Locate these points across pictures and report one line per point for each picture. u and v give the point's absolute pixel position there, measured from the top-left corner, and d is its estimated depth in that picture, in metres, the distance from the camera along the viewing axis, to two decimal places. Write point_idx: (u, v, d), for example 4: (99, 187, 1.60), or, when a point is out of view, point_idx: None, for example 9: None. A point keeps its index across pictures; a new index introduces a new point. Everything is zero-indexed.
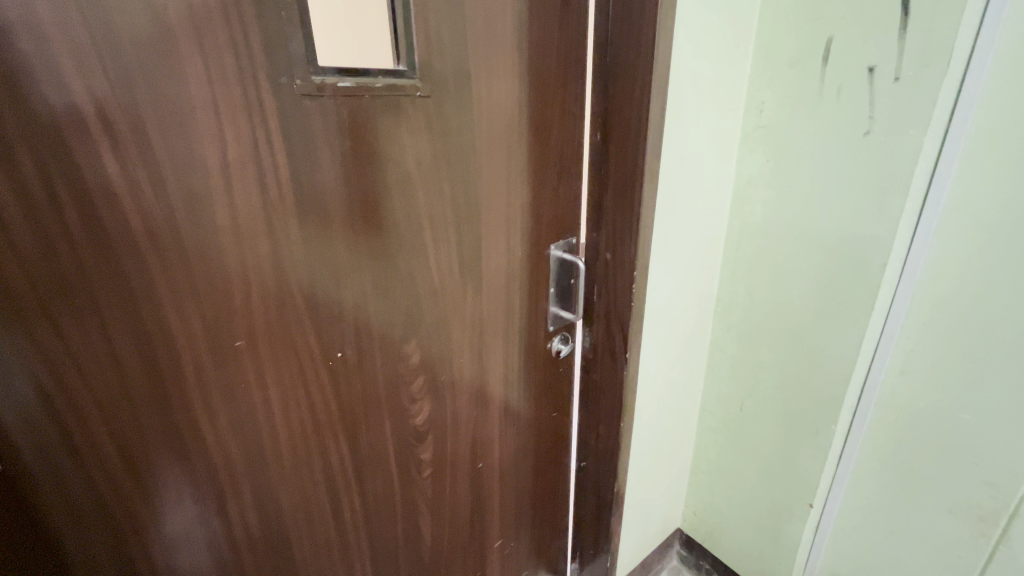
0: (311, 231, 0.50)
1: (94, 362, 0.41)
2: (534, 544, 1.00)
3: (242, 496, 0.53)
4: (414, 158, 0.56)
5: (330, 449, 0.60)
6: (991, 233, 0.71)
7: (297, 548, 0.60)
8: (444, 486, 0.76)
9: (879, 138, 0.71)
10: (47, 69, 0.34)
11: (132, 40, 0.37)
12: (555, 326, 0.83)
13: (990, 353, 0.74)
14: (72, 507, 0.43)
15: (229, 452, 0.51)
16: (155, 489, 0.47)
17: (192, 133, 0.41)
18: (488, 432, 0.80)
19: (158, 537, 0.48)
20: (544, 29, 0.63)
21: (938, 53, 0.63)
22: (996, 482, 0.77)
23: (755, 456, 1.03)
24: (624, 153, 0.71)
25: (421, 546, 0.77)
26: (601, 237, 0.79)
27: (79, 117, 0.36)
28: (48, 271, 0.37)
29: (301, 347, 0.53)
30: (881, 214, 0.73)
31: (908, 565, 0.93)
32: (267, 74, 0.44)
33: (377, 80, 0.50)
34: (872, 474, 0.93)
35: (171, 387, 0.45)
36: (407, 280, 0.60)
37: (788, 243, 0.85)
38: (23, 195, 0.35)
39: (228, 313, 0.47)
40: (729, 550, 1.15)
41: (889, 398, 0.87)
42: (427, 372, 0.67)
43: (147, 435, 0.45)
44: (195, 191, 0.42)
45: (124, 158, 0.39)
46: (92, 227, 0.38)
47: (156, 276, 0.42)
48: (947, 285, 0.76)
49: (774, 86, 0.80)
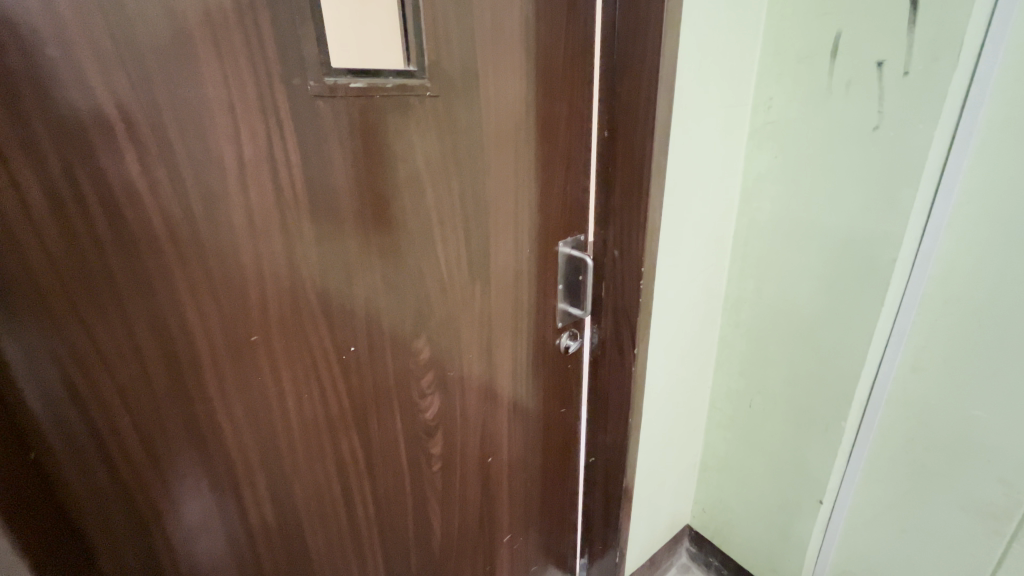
0: (324, 228, 0.51)
1: (118, 355, 0.42)
2: (543, 539, 1.01)
3: (258, 486, 0.55)
4: (424, 157, 0.57)
5: (342, 442, 0.61)
6: (1003, 227, 0.70)
7: (311, 540, 0.62)
8: (454, 480, 0.77)
9: (888, 134, 0.70)
10: (74, 73, 0.36)
11: (152, 44, 0.38)
12: (563, 322, 0.84)
13: (1003, 349, 0.73)
14: (97, 495, 0.44)
15: (245, 444, 0.52)
16: (174, 479, 0.48)
17: (211, 134, 0.42)
18: (498, 427, 0.81)
19: (177, 523, 0.50)
20: (551, 27, 0.64)
21: (948, 46, 0.62)
22: (1009, 479, 0.77)
23: (765, 452, 1.03)
24: (631, 150, 0.71)
25: (431, 539, 0.78)
26: (608, 233, 0.79)
27: (103, 119, 0.38)
28: (75, 266, 0.39)
29: (315, 342, 0.54)
30: (890, 210, 0.72)
31: (920, 563, 0.92)
32: (281, 75, 0.45)
33: (388, 80, 0.52)
34: (883, 471, 0.92)
35: (191, 381, 0.47)
36: (417, 277, 0.62)
37: (797, 240, 0.85)
38: (52, 194, 0.37)
39: (245, 308, 0.48)
40: (739, 547, 1.15)
41: (900, 394, 0.87)
42: (437, 368, 0.68)
43: (168, 427, 0.47)
44: (211, 189, 0.43)
45: (145, 159, 0.40)
46: (116, 226, 0.40)
47: (175, 272, 0.43)
48: (958, 281, 0.76)
49: (781, 82, 0.80)
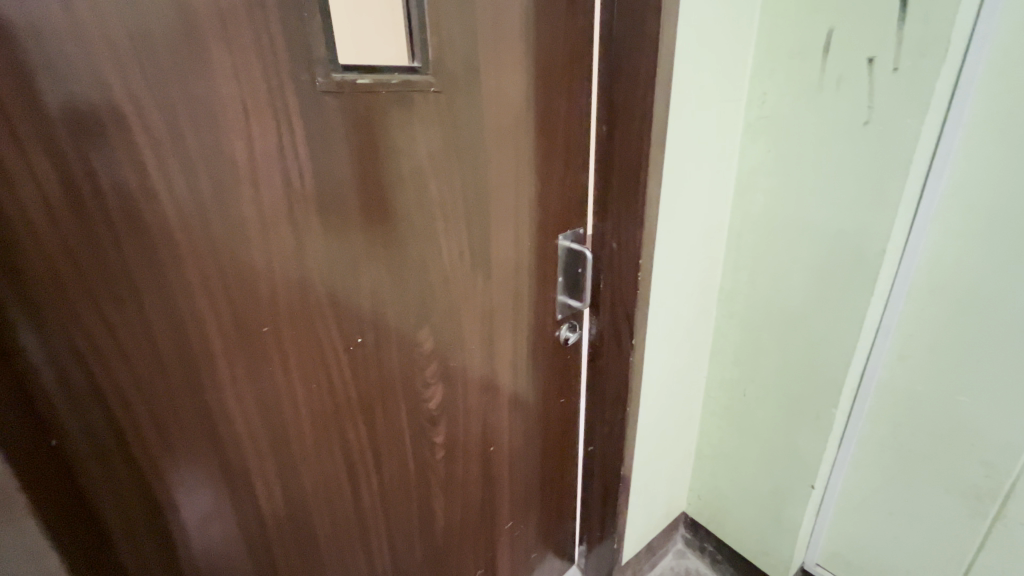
0: (331, 221, 0.53)
1: (135, 345, 0.44)
2: (542, 526, 1.03)
3: (269, 474, 0.56)
4: (427, 151, 0.58)
5: (349, 431, 0.62)
6: (987, 219, 0.72)
7: (318, 527, 0.63)
8: (456, 468, 0.79)
9: (877, 128, 0.72)
10: (91, 69, 0.37)
11: (165, 40, 0.39)
12: (563, 314, 0.86)
13: (987, 337, 0.76)
14: (114, 481, 0.45)
15: (255, 432, 0.54)
16: (188, 467, 0.50)
17: (222, 128, 0.43)
18: (498, 417, 0.83)
19: (190, 507, 0.51)
20: (550, 23, 0.65)
21: (935, 43, 0.64)
22: (992, 462, 0.81)
23: (758, 440, 1.05)
24: (629, 143, 0.73)
25: (435, 526, 0.80)
26: (607, 226, 0.81)
27: (119, 115, 0.39)
28: (93, 258, 0.40)
29: (322, 333, 0.56)
30: (879, 202, 0.75)
31: (907, 544, 0.96)
32: (290, 72, 0.46)
33: (392, 76, 0.53)
34: (871, 458, 0.95)
35: (204, 370, 0.48)
36: (420, 270, 0.63)
37: (788, 232, 0.87)
38: (71, 189, 0.38)
39: (256, 300, 0.50)
40: (733, 533, 1.18)
41: (888, 382, 0.89)
42: (440, 358, 0.70)
43: (182, 415, 0.48)
44: (223, 183, 0.45)
45: (161, 154, 0.41)
46: (133, 219, 0.41)
47: (189, 265, 0.45)
48: (945, 271, 0.78)
49: (775, 77, 0.81)
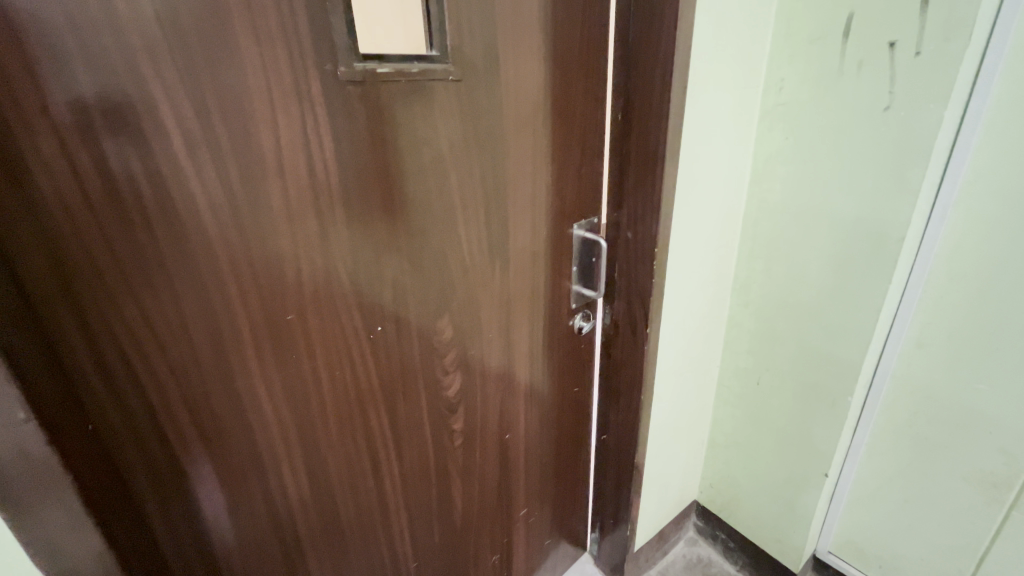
0: (354, 210, 0.53)
1: (169, 331, 0.45)
2: (556, 513, 1.04)
3: (295, 459, 0.58)
4: (447, 140, 0.59)
5: (371, 418, 0.64)
6: (1011, 205, 0.71)
7: (342, 511, 0.65)
8: (474, 455, 0.80)
9: (898, 114, 0.72)
10: (125, 59, 0.37)
11: (195, 29, 0.39)
12: (578, 303, 0.87)
13: (1008, 325, 0.76)
14: (150, 463, 0.47)
15: (282, 417, 0.55)
16: (219, 450, 0.51)
17: (250, 117, 0.44)
18: (514, 405, 0.83)
19: (221, 489, 0.53)
20: (568, 11, 0.64)
21: (960, 25, 0.63)
22: (1011, 450, 0.80)
23: (772, 428, 1.05)
24: (647, 131, 0.72)
25: (453, 512, 0.81)
26: (622, 215, 0.81)
27: (151, 104, 0.39)
28: (129, 247, 0.41)
29: (346, 321, 0.56)
30: (899, 189, 0.74)
31: (922, 532, 0.96)
32: (315, 61, 0.46)
33: (412, 65, 0.53)
34: (887, 445, 0.95)
35: (234, 356, 0.49)
36: (441, 259, 0.64)
37: (805, 220, 0.87)
38: (108, 178, 0.39)
39: (282, 288, 0.51)
40: (746, 521, 1.18)
41: (905, 369, 0.89)
42: (459, 347, 0.71)
43: (213, 400, 0.49)
44: (252, 172, 0.45)
45: (192, 142, 0.42)
46: (166, 207, 0.42)
47: (219, 254, 0.46)
48: (965, 258, 0.77)
49: (794, 64, 0.80)
